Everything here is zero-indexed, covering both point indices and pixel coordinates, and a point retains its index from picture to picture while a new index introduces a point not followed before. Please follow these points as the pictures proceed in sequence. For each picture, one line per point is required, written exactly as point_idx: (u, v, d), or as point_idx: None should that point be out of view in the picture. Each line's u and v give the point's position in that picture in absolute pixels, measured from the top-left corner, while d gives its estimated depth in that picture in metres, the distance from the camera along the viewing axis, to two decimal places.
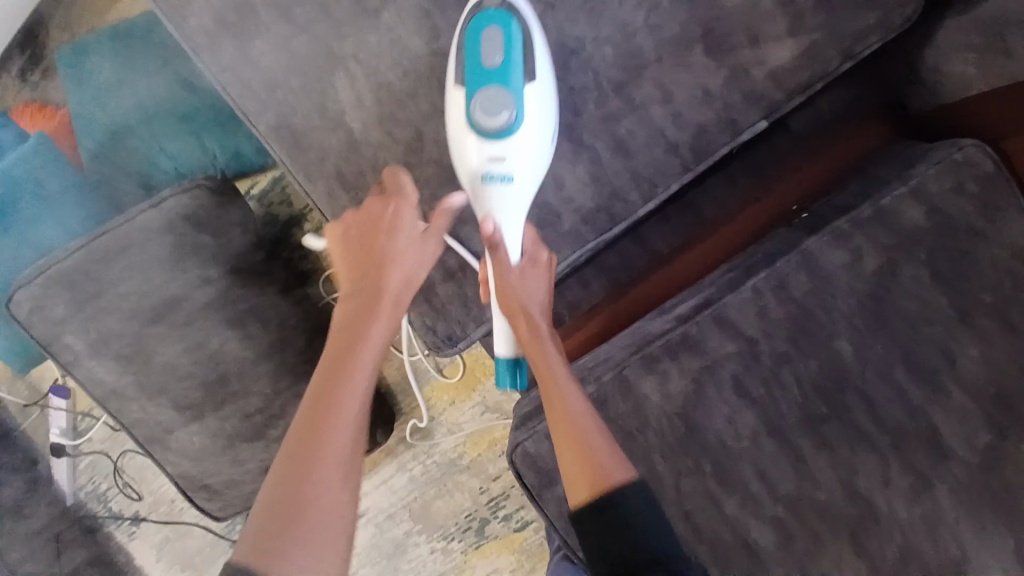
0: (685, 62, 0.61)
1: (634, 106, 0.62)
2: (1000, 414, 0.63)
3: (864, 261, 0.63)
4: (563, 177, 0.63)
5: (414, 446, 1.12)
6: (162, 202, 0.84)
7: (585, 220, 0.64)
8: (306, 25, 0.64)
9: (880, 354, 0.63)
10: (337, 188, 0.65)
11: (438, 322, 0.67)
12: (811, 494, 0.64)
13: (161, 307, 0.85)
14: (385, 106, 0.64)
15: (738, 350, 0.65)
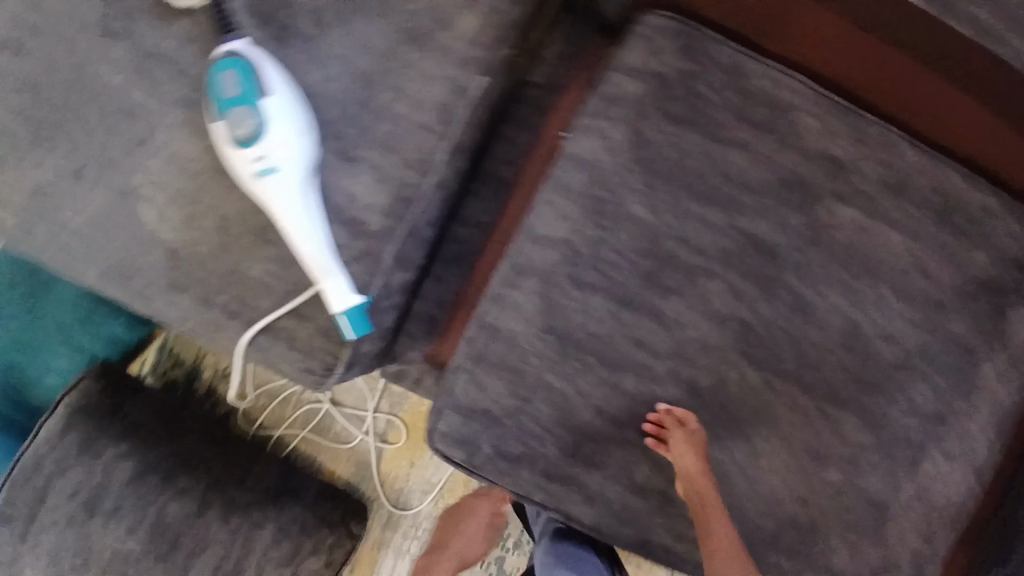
0: (399, 61, 0.72)
1: (378, 112, 0.72)
2: (788, 194, 0.72)
3: (615, 137, 0.72)
4: (348, 189, 0.71)
5: (400, 523, 1.11)
6: (58, 408, 0.93)
7: (387, 216, 0.71)
8: (97, 180, 0.73)
9: (670, 199, 0.71)
10: (180, 296, 0.73)
11: (310, 361, 0.72)
12: (686, 336, 0.72)
13: (92, 500, 0.90)
14: (186, 210, 0.73)
15: (563, 255, 0.71)
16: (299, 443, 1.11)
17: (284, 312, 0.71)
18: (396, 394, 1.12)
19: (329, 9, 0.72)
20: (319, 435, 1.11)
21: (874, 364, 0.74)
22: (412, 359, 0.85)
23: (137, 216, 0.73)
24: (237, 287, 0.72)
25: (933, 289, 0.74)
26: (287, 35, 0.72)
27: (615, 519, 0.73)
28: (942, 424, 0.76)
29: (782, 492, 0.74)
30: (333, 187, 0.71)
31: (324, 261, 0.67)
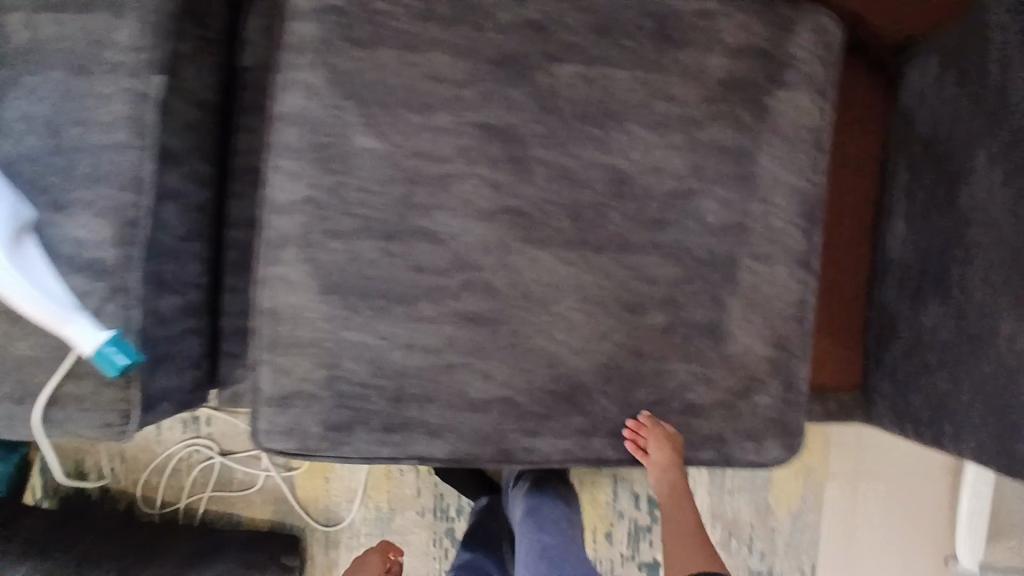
0: (74, 92, 0.69)
1: (75, 148, 0.69)
2: (500, 72, 0.71)
3: (312, 84, 0.69)
4: (71, 234, 0.68)
5: (339, 540, 1.09)
6: None
7: (123, 244, 0.69)
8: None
9: (389, 119, 0.70)
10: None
11: (107, 416, 0.70)
12: (462, 245, 0.71)
13: None
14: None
15: (308, 213, 0.69)
16: (209, 505, 1.08)
17: (61, 378, 0.69)
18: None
19: None
20: (224, 491, 1.08)
21: (655, 200, 0.74)
22: (241, 376, 0.85)
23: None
24: (10, 372, 0.69)
25: (681, 107, 0.73)
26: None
27: (470, 443, 0.72)
28: (746, 234, 0.75)
29: (614, 351, 0.74)
30: (57, 238, 0.68)
31: (58, 312, 0.65)
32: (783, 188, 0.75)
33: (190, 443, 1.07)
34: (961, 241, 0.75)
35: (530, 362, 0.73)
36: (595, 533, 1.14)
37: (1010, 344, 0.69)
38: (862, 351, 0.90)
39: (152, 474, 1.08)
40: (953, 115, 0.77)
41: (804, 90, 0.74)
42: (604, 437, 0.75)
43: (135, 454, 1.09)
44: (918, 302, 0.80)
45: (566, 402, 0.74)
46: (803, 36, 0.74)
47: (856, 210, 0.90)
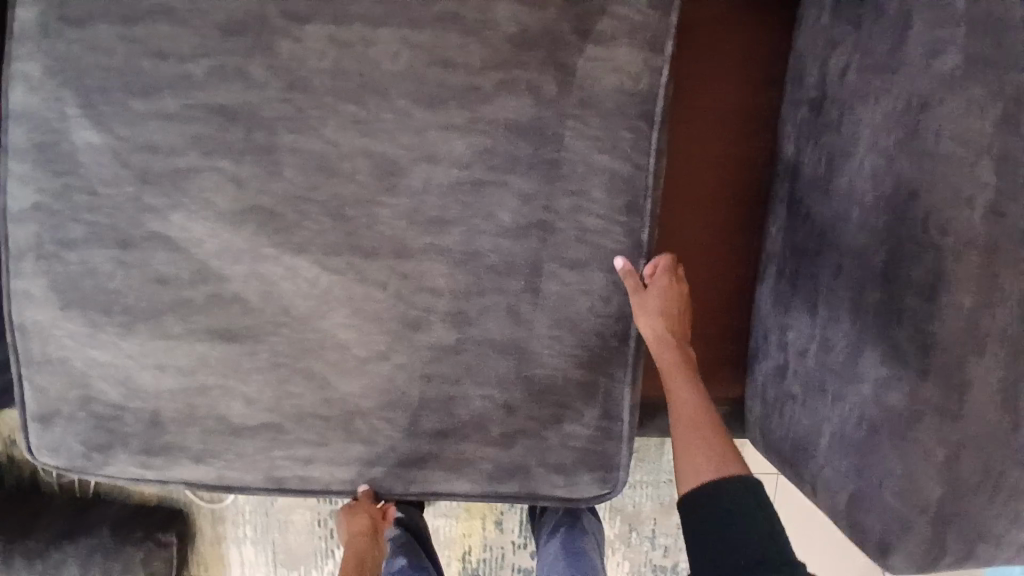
0: None
1: None
2: (231, 41, 0.58)
3: (31, 75, 0.61)
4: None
5: (225, 515, 1.09)
6: None
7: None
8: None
9: (109, 107, 0.60)
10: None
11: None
12: (205, 254, 0.62)
13: None
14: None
15: (39, 218, 0.63)
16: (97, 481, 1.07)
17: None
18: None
19: None
20: None
21: (435, 193, 0.61)
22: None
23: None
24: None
25: (461, 76, 0.59)
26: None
27: (239, 467, 0.67)
28: (550, 234, 0.62)
29: (394, 372, 0.64)
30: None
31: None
32: (597, 172, 0.61)
33: None
34: (832, 245, 0.58)
35: (296, 384, 0.64)
36: (484, 521, 1.07)
37: (872, 396, 0.54)
38: (727, 359, 0.74)
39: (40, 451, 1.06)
40: (845, 69, 0.58)
41: (622, 45, 0.59)
42: (387, 466, 0.66)
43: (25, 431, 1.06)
44: (786, 313, 0.64)
45: (342, 427, 0.65)
46: None
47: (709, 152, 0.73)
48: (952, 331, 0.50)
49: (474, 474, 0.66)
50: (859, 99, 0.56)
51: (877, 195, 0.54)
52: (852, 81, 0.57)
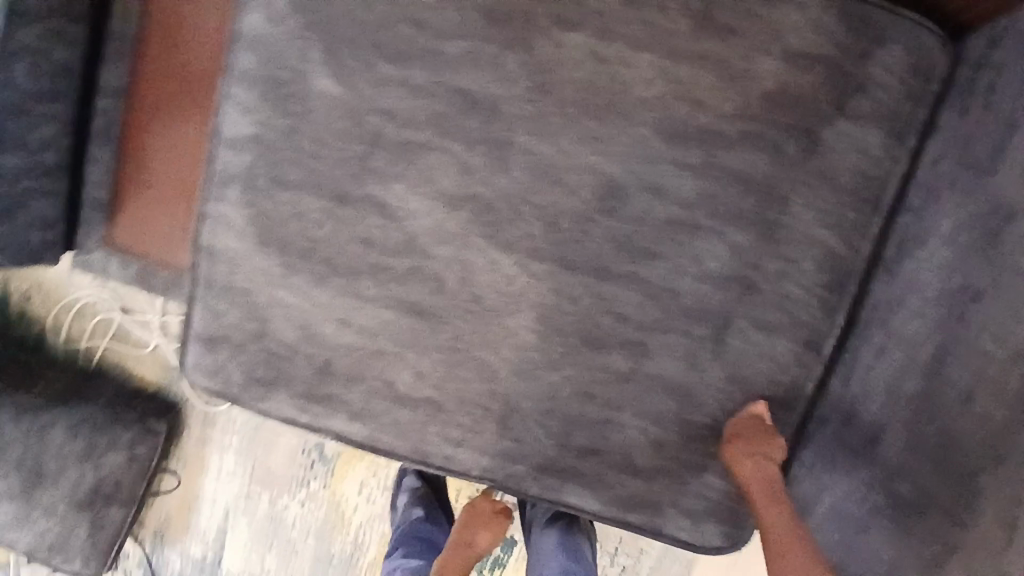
0: None
1: None
2: (492, 29, 0.59)
3: (276, 4, 0.60)
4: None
5: (217, 421, 1.13)
6: None
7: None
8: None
9: (357, 63, 0.60)
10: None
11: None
12: (417, 228, 0.63)
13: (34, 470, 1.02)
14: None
15: (256, 152, 0.62)
16: (109, 353, 1.12)
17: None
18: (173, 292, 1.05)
19: None
20: (121, 344, 1.11)
21: (648, 222, 0.61)
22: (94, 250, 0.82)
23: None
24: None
25: (708, 116, 0.59)
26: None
27: (389, 434, 0.68)
28: (752, 291, 0.62)
29: (560, 384, 0.65)
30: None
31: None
32: (812, 241, 0.61)
33: (102, 291, 1.09)
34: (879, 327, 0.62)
35: (465, 370, 0.66)
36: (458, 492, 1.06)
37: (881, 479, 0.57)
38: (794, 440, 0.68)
39: (65, 312, 1.12)
40: (936, 161, 0.60)
41: (872, 128, 0.59)
42: (528, 467, 0.68)
43: (52, 284, 1.11)
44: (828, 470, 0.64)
45: (496, 422, 0.67)
46: (885, 55, 0.58)
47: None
48: (972, 438, 0.50)
49: (608, 496, 0.68)
50: (946, 188, 0.58)
51: (941, 288, 0.56)
52: (944, 169, 0.59)
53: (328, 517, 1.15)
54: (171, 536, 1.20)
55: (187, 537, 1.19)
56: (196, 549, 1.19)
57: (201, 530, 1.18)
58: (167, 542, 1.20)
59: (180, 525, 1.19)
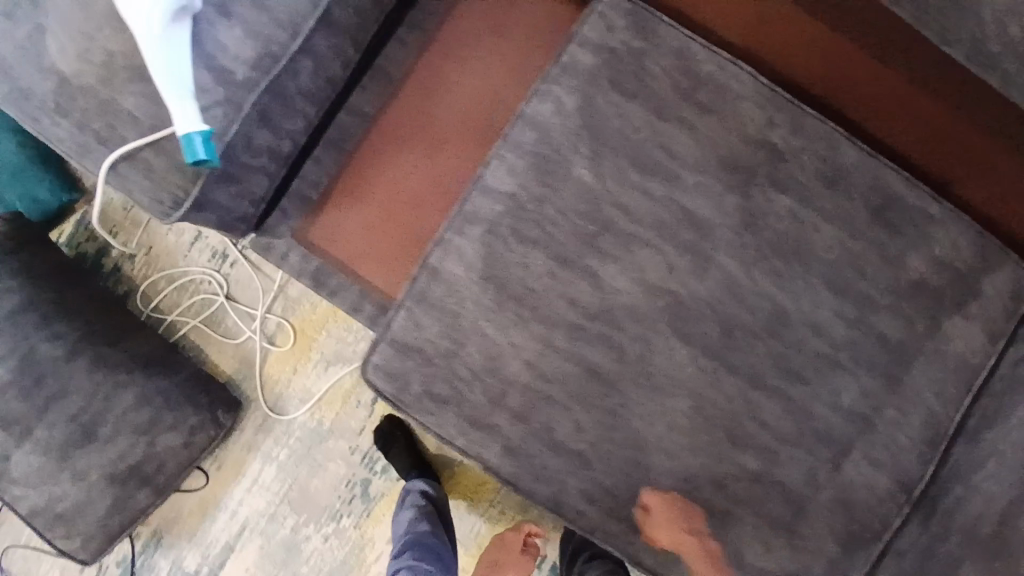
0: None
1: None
2: (724, 172, 0.74)
3: (565, 103, 0.75)
4: (216, 37, 0.73)
5: (272, 429, 1.13)
6: None
7: (254, 69, 0.75)
8: (71, 49, 0.77)
9: (613, 166, 0.74)
10: (133, 175, 0.77)
11: (161, 193, 0.77)
12: (617, 303, 0.74)
13: (86, 426, 0.97)
14: (154, 112, 0.76)
15: (506, 207, 0.75)
16: (191, 331, 1.12)
17: (143, 144, 0.76)
18: (292, 300, 1.12)
19: None
20: (209, 326, 1.12)
21: (804, 354, 0.73)
22: (281, 234, 0.89)
23: (118, 109, 0.77)
24: (179, 174, 0.76)
25: (868, 285, 0.74)
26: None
27: (531, 477, 0.74)
28: (871, 429, 0.75)
29: (697, 471, 0.73)
30: (199, 29, 0.73)
31: (174, 84, 0.71)
32: (923, 404, 0.75)
33: (212, 272, 1.12)
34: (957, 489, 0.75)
35: (615, 437, 0.74)
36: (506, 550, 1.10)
37: None
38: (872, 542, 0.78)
39: (162, 278, 1.13)
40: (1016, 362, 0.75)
41: (976, 330, 0.75)
42: (647, 541, 0.74)
43: (160, 251, 1.13)
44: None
45: (631, 491, 0.74)
46: (997, 279, 0.75)
47: (776, 30, 0.82)
48: None
49: None
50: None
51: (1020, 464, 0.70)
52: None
53: (346, 559, 1.11)
54: (170, 539, 1.13)
55: (188, 545, 1.13)
56: (192, 561, 1.12)
57: (208, 541, 1.12)
58: (163, 546, 1.13)
59: (187, 528, 1.13)
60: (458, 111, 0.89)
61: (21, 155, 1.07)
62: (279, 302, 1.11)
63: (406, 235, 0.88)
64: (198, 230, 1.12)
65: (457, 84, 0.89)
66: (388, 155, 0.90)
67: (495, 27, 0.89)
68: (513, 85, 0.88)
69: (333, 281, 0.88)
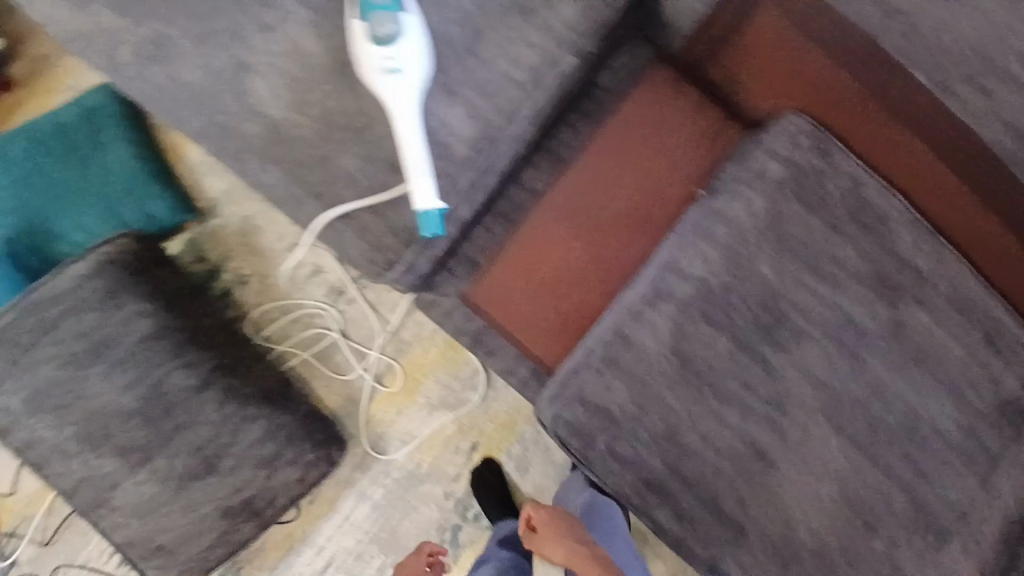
0: (514, 60, 0.81)
1: (482, 63, 0.80)
2: (880, 289, 0.86)
3: (757, 206, 0.86)
4: (446, 116, 0.79)
5: (369, 467, 1.11)
6: (89, 253, 0.92)
7: (475, 144, 0.80)
8: (282, 94, 0.77)
9: (795, 270, 0.85)
10: (346, 232, 0.80)
11: (376, 254, 0.80)
12: (784, 391, 0.83)
13: (211, 459, 0.95)
14: (374, 176, 0.78)
15: (698, 290, 0.84)
16: (298, 364, 1.11)
17: (362, 206, 0.78)
18: (404, 341, 1.11)
19: (520, 42, 0.81)
20: (319, 362, 1.11)
21: (928, 452, 0.85)
22: (447, 293, 0.92)
23: (332, 166, 0.78)
24: (393, 237, 0.79)
25: (985, 398, 0.87)
26: (483, 30, 0.80)
27: (695, 540, 0.82)
28: (981, 523, 0.85)
29: (835, 548, 0.83)
30: (427, 107, 0.79)
31: (417, 162, 0.76)
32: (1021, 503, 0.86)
33: (326, 306, 1.11)
34: None
35: (769, 513, 0.82)
36: None
37: None
38: None
39: (273, 308, 1.11)
40: None
41: None
42: None
43: (275, 282, 1.12)
44: None
45: (780, 561, 0.82)
46: None
47: (900, 153, 0.88)
48: None
49: None
50: None
51: None
52: None
53: None
54: (250, 570, 1.10)
55: None
56: None
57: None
58: None
59: (262, 564, 1.10)
60: (630, 200, 0.95)
61: (137, 168, 1.05)
62: (395, 343, 1.11)
63: (564, 305, 0.92)
64: (317, 264, 1.11)
65: (632, 176, 0.95)
66: (560, 226, 0.93)
67: (674, 128, 0.95)
68: (680, 183, 0.95)
69: (491, 343, 0.93)
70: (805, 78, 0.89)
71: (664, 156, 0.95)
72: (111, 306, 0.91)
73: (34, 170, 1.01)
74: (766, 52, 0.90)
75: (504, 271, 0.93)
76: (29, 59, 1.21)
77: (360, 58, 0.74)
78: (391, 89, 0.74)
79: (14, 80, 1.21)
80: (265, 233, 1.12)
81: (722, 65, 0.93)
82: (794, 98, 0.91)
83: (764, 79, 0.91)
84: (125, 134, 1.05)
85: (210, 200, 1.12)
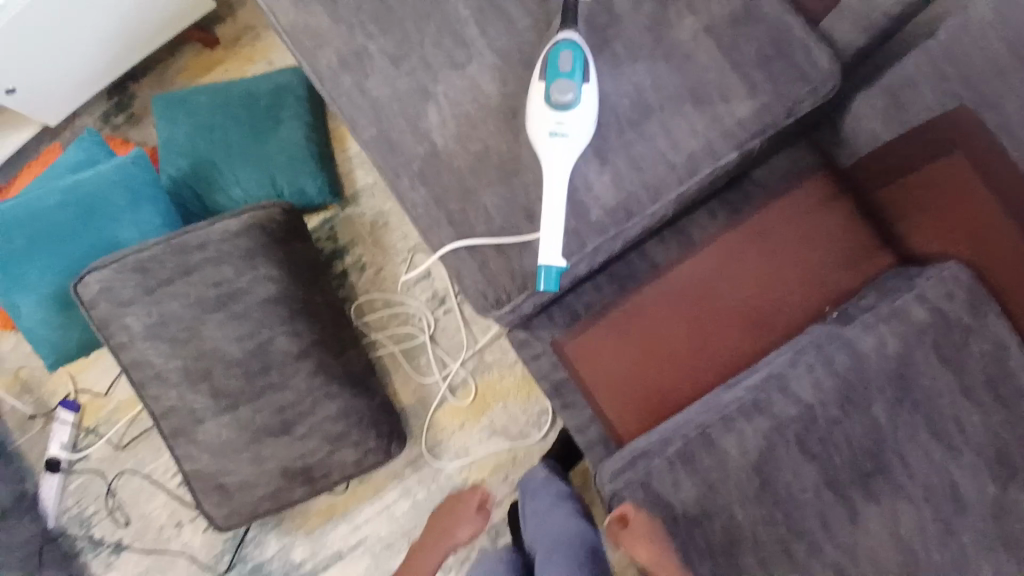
0: (672, 142, 0.84)
1: (641, 139, 0.84)
2: (998, 469, 0.80)
3: (888, 344, 0.81)
4: (594, 183, 0.83)
5: (420, 467, 1.16)
6: (241, 213, 1.01)
7: (613, 214, 0.83)
8: (451, 126, 0.86)
9: (908, 422, 0.80)
10: (468, 263, 0.83)
11: (489, 289, 0.82)
12: (861, 543, 0.79)
13: (288, 421, 1.01)
14: (509, 217, 0.83)
15: (801, 414, 0.80)
16: (385, 355, 1.19)
17: (490, 242, 0.82)
18: (486, 362, 1.17)
19: (682, 128, 0.85)
20: (405, 358, 1.19)
21: None
22: (541, 337, 0.95)
23: (476, 200, 0.84)
24: (510, 278, 0.82)
25: None
26: (651, 110, 0.85)
27: None
28: None
29: None
30: (577, 170, 0.83)
31: (553, 219, 0.79)
32: None
33: (426, 311, 1.19)
34: None
35: None
36: None
37: None
38: None
39: (379, 298, 1.21)
40: None
41: None
42: None
43: (388, 276, 1.21)
44: None
45: None
46: None
47: None
48: None
49: None
50: None
51: None
52: None
53: None
54: (287, 527, 1.16)
55: (301, 536, 1.16)
56: (300, 554, 1.15)
57: (321, 545, 1.15)
58: (279, 529, 1.16)
59: (298, 527, 1.16)
60: (747, 299, 0.93)
61: (305, 149, 1.14)
62: (476, 363, 1.17)
63: (649, 383, 0.93)
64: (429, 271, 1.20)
65: (757, 276, 0.94)
66: (671, 304, 0.94)
67: (812, 241, 0.94)
68: (803, 296, 0.93)
69: (569, 396, 0.94)
70: (977, 226, 0.82)
71: (793, 264, 0.94)
72: (246, 265, 1.00)
73: (219, 126, 1.13)
74: (929, 190, 0.85)
75: (602, 332, 0.94)
76: (240, 24, 1.33)
77: (533, 115, 0.80)
78: (552, 150, 0.79)
79: (221, 39, 1.33)
80: (393, 231, 1.21)
81: (886, 191, 0.91)
82: (958, 243, 0.84)
83: (927, 215, 0.87)
84: (302, 115, 1.15)
85: (355, 190, 1.23)
